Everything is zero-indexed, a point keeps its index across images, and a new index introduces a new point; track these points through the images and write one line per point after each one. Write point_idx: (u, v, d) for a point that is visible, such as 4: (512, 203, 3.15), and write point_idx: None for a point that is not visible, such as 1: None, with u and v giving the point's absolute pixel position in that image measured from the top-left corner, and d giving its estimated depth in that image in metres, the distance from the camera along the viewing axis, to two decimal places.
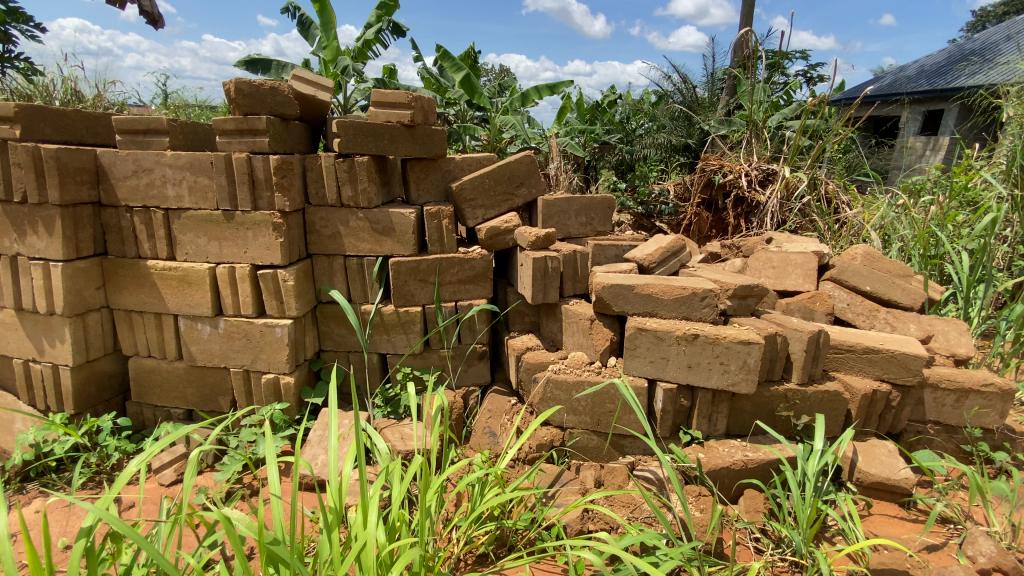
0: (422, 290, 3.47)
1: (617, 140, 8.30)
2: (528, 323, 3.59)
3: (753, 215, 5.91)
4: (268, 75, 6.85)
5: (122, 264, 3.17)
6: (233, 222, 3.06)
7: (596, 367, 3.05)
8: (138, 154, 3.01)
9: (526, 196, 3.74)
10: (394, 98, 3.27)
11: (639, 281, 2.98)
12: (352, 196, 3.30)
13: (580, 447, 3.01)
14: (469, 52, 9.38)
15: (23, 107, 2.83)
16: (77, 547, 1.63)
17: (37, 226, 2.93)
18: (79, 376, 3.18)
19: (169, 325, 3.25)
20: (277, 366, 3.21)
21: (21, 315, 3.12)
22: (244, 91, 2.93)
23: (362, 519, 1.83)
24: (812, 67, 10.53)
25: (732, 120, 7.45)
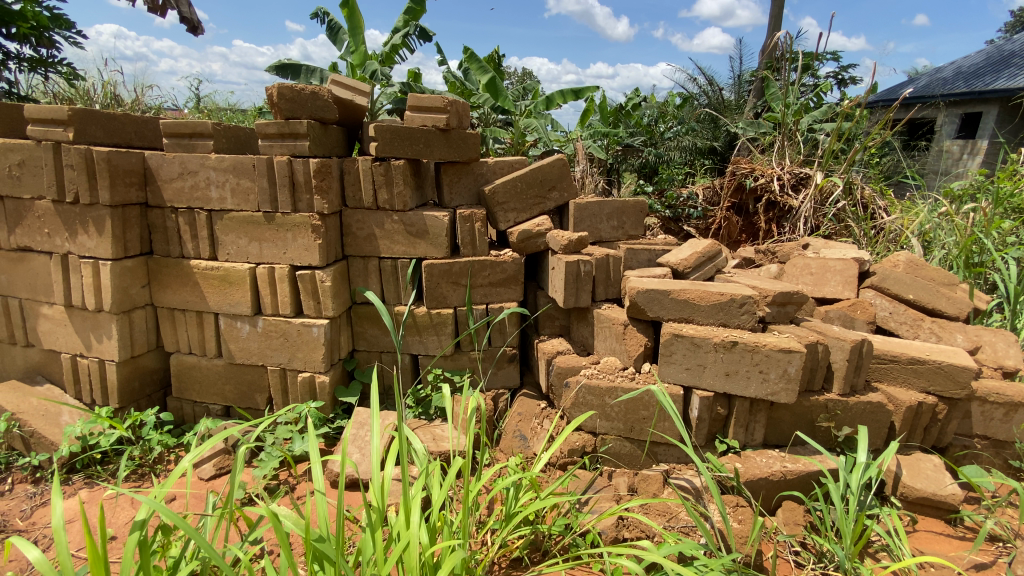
0: (454, 292, 3.49)
1: (640, 143, 8.24)
2: (558, 327, 3.57)
3: (786, 219, 5.78)
4: (297, 80, 6.99)
5: (166, 263, 3.27)
6: (273, 224, 3.13)
7: (630, 373, 3.01)
8: (183, 157, 3.10)
9: (558, 199, 3.73)
10: (430, 102, 3.31)
11: (675, 287, 2.94)
12: (388, 199, 3.34)
13: (612, 453, 2.99)
14: (494, 55, 9.43)
15: (77, 111, 2.94)
16: (133, 539, 1.69)
17: (88, 225, 3.04)
18: (124, 371, 3.28)
19: (209, 323, 3.33)
20: (313, 365, 3.26)
21: (70, 312, 3.23)
22: (286, 95, 2.99)
23: (404, 520, 1.86)
24: (843, 68, 10.31)
25: (760, 123, 7.34)
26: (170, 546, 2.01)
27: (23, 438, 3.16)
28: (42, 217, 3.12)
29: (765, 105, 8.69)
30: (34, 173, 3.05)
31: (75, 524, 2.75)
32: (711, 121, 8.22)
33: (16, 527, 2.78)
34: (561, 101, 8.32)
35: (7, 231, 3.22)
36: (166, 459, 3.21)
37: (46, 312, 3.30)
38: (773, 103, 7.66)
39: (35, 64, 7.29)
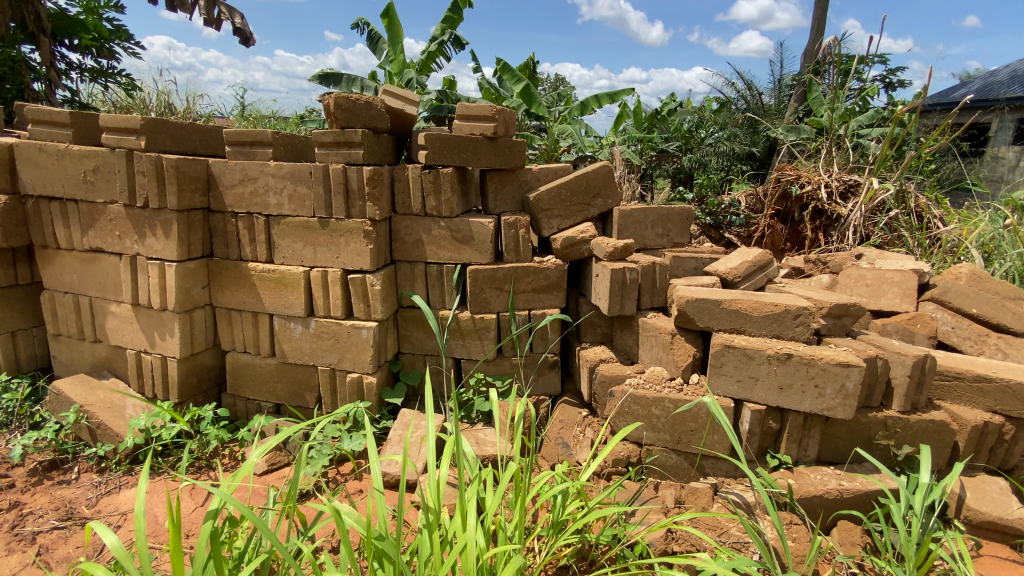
0: (498, 298, 3.52)
1: (675, 148, 7.93)
2: (600, 334, 3.55)
3: (834, 228, 5.59)
4: (339, 88, 7.20)
5: (226, 265, 3.41)
6: (327, 229, 3.24)
7: (678, 384, 2.97)
8: (244, 164, 3.24)
9: (602, 206, 3.71)
10: (479, 111, 3.36)
11: (725, 296, 2.89)
12: (436, 206, 3.41)
13: (657, 465, 2.95)
14: (529, 62, 9.50)
15: (149, 120, 3.12)
16: (206, 528, 1.78)
17: (156, 229, 3.21)
18: (183, 368, 3.43)
19: (264, 323, 3.46)
20: (361, 367, 3.36)
21: (136, 310, 3.40)
22: (343, 105, 3.11)
23: (461, 521, 1.89)
24: (891, 71, 9.96)
25: (801, 128, 7.19)
26: (236, 537, 2.10)
27: (91, 429, 3.34)
28: (113, 220, 3.30)
29: (808, 110, 8.46)
30: (108, 178, 3.24)
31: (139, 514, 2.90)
32: (748, 126, 8.28)
33: (83, 514, 2.94)
34: (595, 106, 8.31)
35: (81, 232, 3.42)
36: (222, 454, 3.35)
37: (114, 309, 3.49)
38: (816, 108, 7.45)
39: (97, 74, 7.77)
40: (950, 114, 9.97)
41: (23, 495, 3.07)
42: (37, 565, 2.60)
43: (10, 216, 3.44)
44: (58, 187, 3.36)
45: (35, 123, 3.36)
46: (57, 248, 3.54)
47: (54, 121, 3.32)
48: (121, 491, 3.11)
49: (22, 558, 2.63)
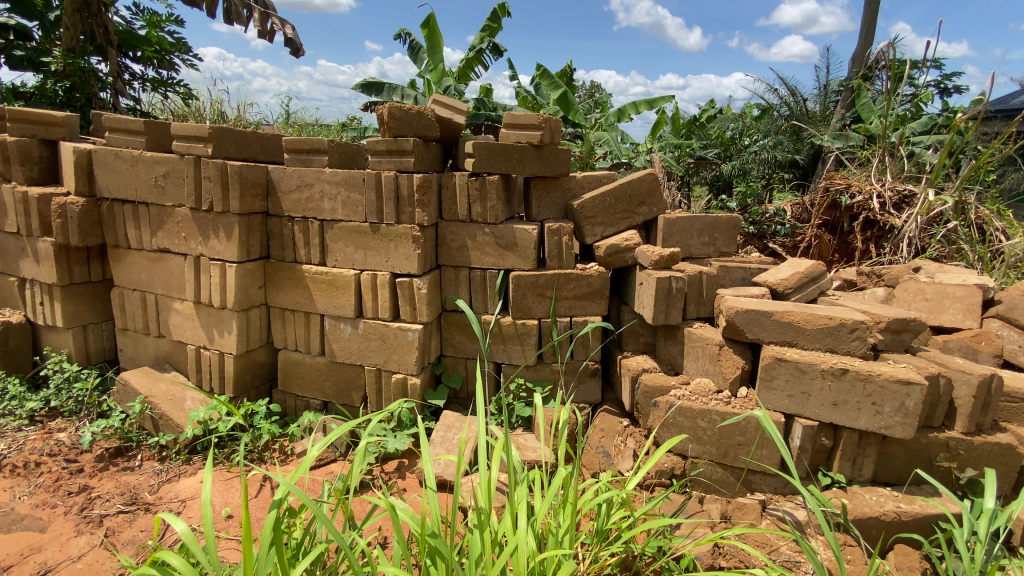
0: (540, 304, 3.55)
1: (714, 156, 7.97)
2: (642, 343, 3.52)
3: (886, 239, 5.37)
4: (381, 97, 7.41)
5: (281, 267, 3.57)
6: (378, 234, 3.36)
7: (726, 396, 2.92)
8: (301, 170, 3.40)
9: (647, 214, 3.67)
10: (526, 119, 3.40)
11: (777, 308, 2.83)
12: (481, 212, 3.47)
13: (701, 478, 2.91)
14: (566, 69, 9.56)
15: (216, 129, 3.30)
16: (269, 520, 1.85)
17: (219, 231, 3.39)
18: (239, 364, 3.61)
19: (315, 323, 3.60)
20: (406, 368, 3.46)
21: (197, 307, 3.59)
22: (396, 115, 3.23)
23: (513, 523, 1.92)
24: (946, 77, 9.52)
25: (849, 135, 6.97)
26: (295, 527, 2.19)
27: (154, 419, 3.54)
28: (180, 223, 3.50)
29: (855, 116, 8.18)
30: (177, 183, 3.44)
31: (193, 503, 3.07)
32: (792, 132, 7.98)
33: (146, 500, 3.12)
34: (633, 113, 8.29)
35: (150, 233, 3.64)
36: (272, 447, 3.50)
37: (177, 307, 3.69)
38: (865, 114, 7.20)
39: (158, 85, 8.26)
40: (1012, 121, 9.43)
41: (92, 479, 3.28)
42: (105, 546, 2.77)
43: (87, 217, 3.70)
44: (130, 190, 3.58)
45: (112, 131, 3.62)
46: (128, 248, 3.77)
47: (129, 129, 3.56)
48: (180, 479, 3.28)
49: (92, 539, 2.81)
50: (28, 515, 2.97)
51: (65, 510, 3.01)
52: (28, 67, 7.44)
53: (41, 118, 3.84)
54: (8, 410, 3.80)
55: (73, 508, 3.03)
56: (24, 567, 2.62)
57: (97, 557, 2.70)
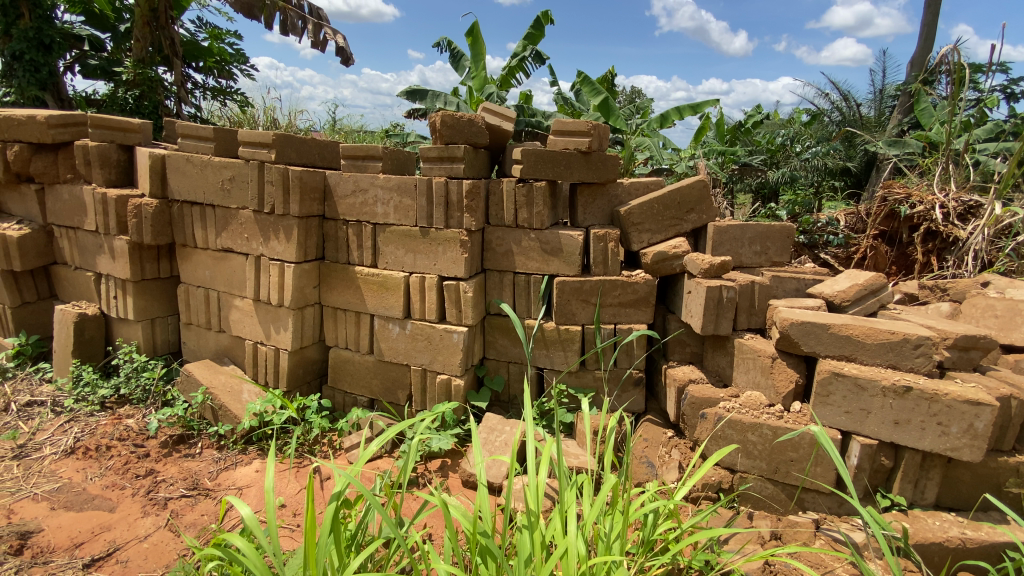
0: (584, 310, 3.55)
1: (759, 162, 7.69)
2: (689, 353, 3.46)
3: (950, 252, 5.07)
4: (424, 103, 7.59)
5: (335, 268, 3.72)
6: (427, 237, 3.46)
7: (778, 410, 2.85)
8: (357, 176, 3.54)
9: (696, 221, 3.62)
10: (574, 126, 3.42)
11: (834, 321, 2.75)
12: (527, 218, 3.51)
13: (751, 492, 2.84)
14: (608, 75, 9.54)
15: (279, 136, 3.48)
16: (330, 510, 1.96)
17: (280, 233, 3.57)
18: (293, 359, 3.77)
19: (365, 323, 3.74)
20: (451, 369, 3.54)
21: (256, 305, 3.78)
22: (448, 123, 3.32)
23: (562, 527, 1.93)
24: (1014, 81, 8.97)
25: (906, 142, 6.67)
26: (348, 518, 2.30)
27: (213, 409, 3.74)
28: (244, 224, 3.70)
29: (914, 122, 7.80)
30: (242, 187, 3.63)
31: (249, 491, 3.23)
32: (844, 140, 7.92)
33: (206, 485, 3.29)
34: (676, 119, 8.19)
35: (215, 234, 3.85)
36: (321, 441, 3.64)
37: (238, 304, 3.89)
38: (924, 121, 6.88)
39: (217, 93, 8.74)
40: None
41: (157, 464, 3.49)
42: (169, 528, 2.94)
43: (159, 218, 3.95)
44: (199, 193, 3.81)
45: (185, 137, 3.86)
46: (194, 247, 4.01)
47: (200, 136, 3.79)
48: (237, 468, 3.45)
49: (157, 520, 2.99)
50: (100, 495, 3.20)
51: (132, 492, 3.22)
52: (101, 76, 8.01)
53: (120, 124, 4.14)
54: (83, 396, 4.10)
55: (140, 491, 3.23)
56: (96, 544, 2.81)
57: (161, 538, 2.87)
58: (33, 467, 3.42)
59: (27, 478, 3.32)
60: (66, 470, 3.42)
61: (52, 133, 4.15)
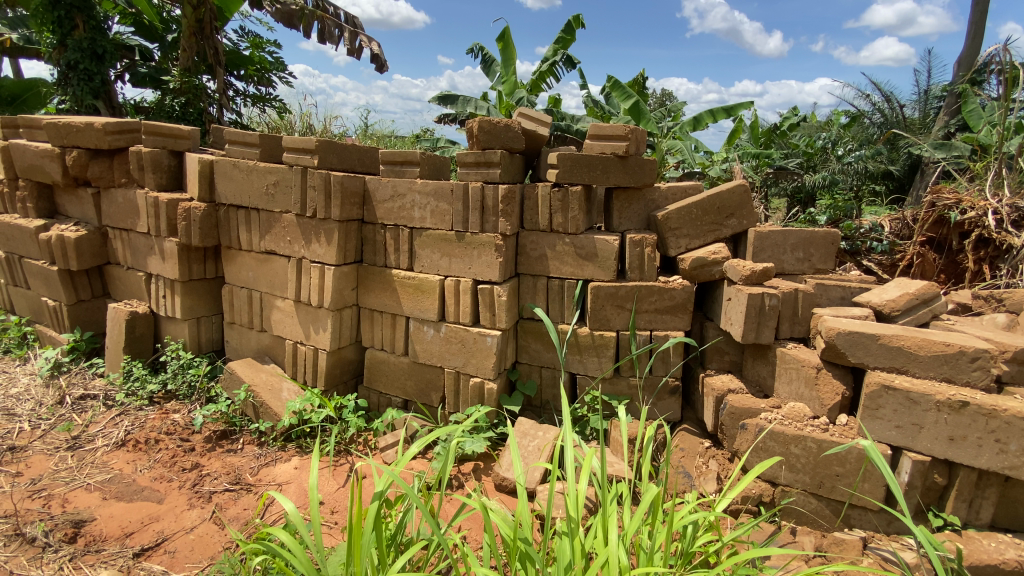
0: (619, 316, 3.52)
1: (795, 165, 7.45)
2: (727, 362, 3.40)
3: (1003, 260, 4.78)
4: (455, 108, 7.69)
5: (373, 271, 3.80)
6: (463, 242, 3.50)
7: (824, 423, 2.77)
8: (396, 181, 3.61)
9: (735, 227, 3.55)
10: (612, 130, 3.40)
11: (884, 331, 2.66)
12: (562, 222, 3.51)
13: (794, 507, 2.77)
14: (639, 78, 9.48)
15: (321, 142, 3.58)
16: (373, 508, 2.02)
17: (321, 236, 3.67)
18: (331, 359, 3.87)
19: (401, 325, 3.80)
20: (485, 372, 3.57)
21: (297, 306, 3.90)
22: (485, 128, 3.36)
23: (603, 536, 1.93)
24: None
25: (953, 144, 6.38)
26: (388, 518, 2.34)
27: (255, 406, 3.86)
28: (286, 227, 3.82)
29: (961, 124, 7.48)
30: (285, 192, 3.75)
31: (289, 487, 3.32)
32: (889, 143, 7.66)
33: (248, 480, 3.40)
34: (709, 121, 8.07)
35: (259, 237, 3.99)
36: (357, 441, 3.72)
37: (279, 304, 4.01)
38: (972, 122, 6.62)
39: (257, 100, 9.06)
40: None
41: (202, 458, 3.63)
42: (213, 521, 3.05)
43: (207, 221, 4.11)
44: (245, 197, 3.96)
45: (232, 143, 4.01)
46: (239, 249, 4.15)
47: (246, 142, 3.93)
48: (276, 464, 3.55)
49: (202, 513, 3.11)
50: (149, 487, 3.34)
51: (179, 485, 3.35)
52: (150, 84, 8.41)
53: (171, 131, 4.34)
54: (133, 390, 4.29)
55: (186, 483, 3.36)
56: (145, 534, 2.94)
57: (206, 530, 2.97)
58: (87, 458, 3.60)
59: (82, 468, 3.49)
60: (117, 462, 3.58)
61: (109, 140, 4.37)
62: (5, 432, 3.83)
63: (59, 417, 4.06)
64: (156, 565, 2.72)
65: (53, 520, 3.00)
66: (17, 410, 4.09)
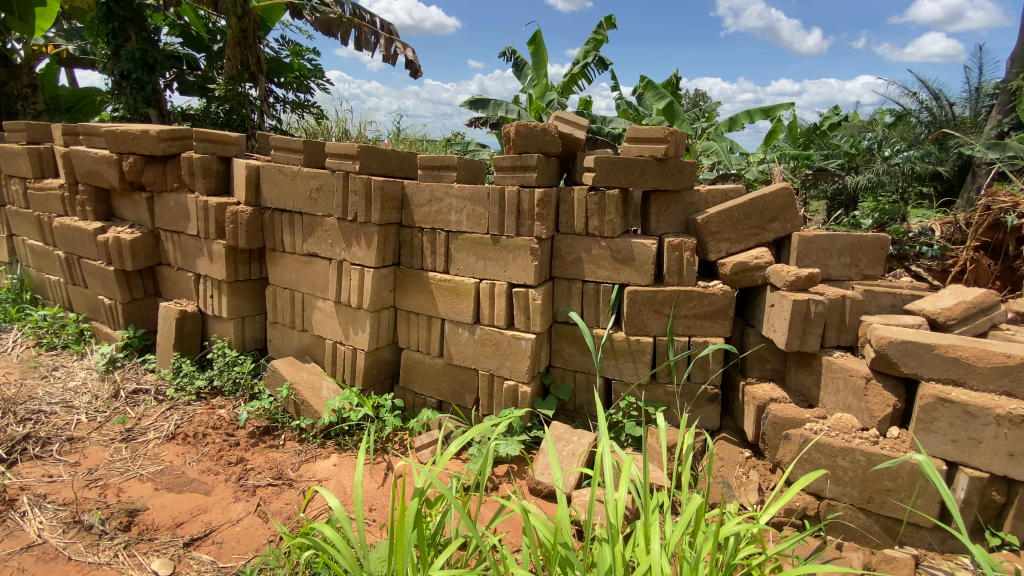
0: (656, 321, 3.49)
1: (835, 166, 7.15)
2: (769, 370, 3.32)
3: None
4: (486, 112, 7.74)
5: (410, 274, 3.88)
6: (498, 245, 3.53)
7: (873, 435, 2.70)
8: (433, 185, 3.68)
9: (778, 231, 3.46)
10: (650, 133, 3.37)
11: (938, 341, 2.57)
12: (598, 226, 3.48)
13: (842, 521, 2.70)
14: (672, 79, 9.35)
15: (363, 148, 3.68)
16: (414, 507, 2.06)
17: (361, 239, 3.77)
18: (369, 359, 3.96)
19: (437, 326, 3.86)
20: (519, 375, 3.58)
21: (337, 306, 4.01)
22: (522, 133, 3.39)
23: (645, 545, 1.92)
24: None
25: (1009, 144, 6.06)
26: (428, 518, 2.38)
27: (296, 403, 3.98)
28: (328, 231, 3.93)
29: (1017, 122, 7.10)
30: (327, 196, 3.87)
31: (329, 483, 3.42)
32: (937, 143, 7.37)
33: (290, 476, 3.52)
34: (745, 122, 7.89)
35: (302, 239, 4.12)
36: (393, 439, 3.81)
37: (320, 305, 4.13)
38: None
39: (296, 106, 9.35)
40: None
41: (247, 452, 3.77)
42: (257, 514, 3.16)
43: (253, 224, 4.28)
44: (289, 201, 4.09)
45: (277, 149, 4.15)
46: (282, 251, 4.30)
47: (291, 148, 4.07)
48: (316, 461, 3.66)
49: (247, 506, 3.22)
50: (197, 479, 3.49)
51: (225, 478, 3.49)
52: (196, 92, 8.79)
53: (220, 138, 4.53)
54: (182, 385, 4.49)
55: (231, 477, 3.50)
56: (194, 524, 3.07)
57: (251, 523, 3.08)
58: (140, 450, 3.79)
59: (135, 459, 3.68)
60: (168, 454, 3.75)
61: (162, 146, 4.59)
62: (65, 423, 4.07)
63: (114, 410, 4.28)
64: (205, 555, 2.84)
65: (109, 508, 3.17)
66: (76, 403, 4.33)
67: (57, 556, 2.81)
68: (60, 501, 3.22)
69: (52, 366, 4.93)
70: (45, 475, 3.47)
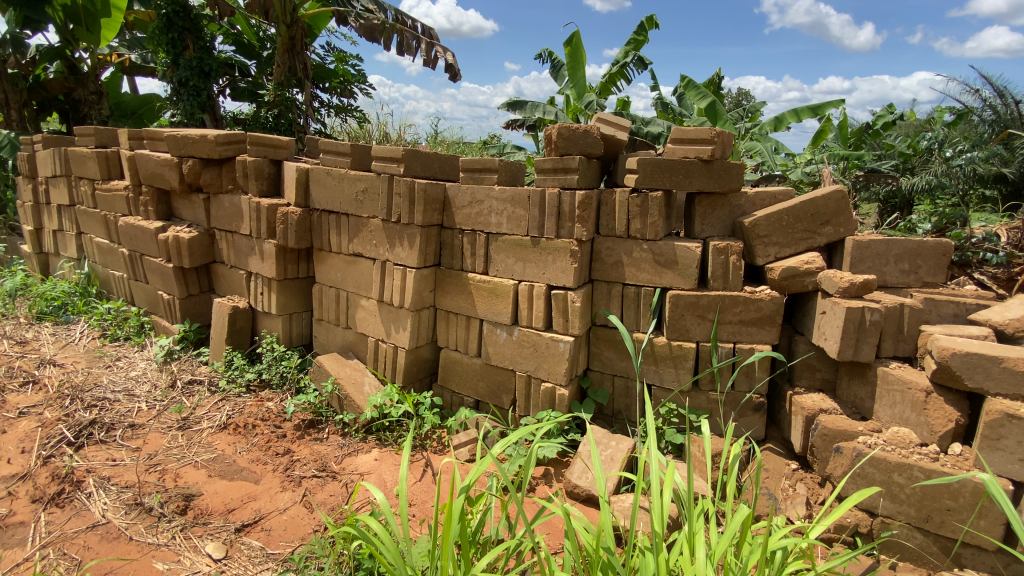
0: (699, 326, 3.43)
1: (889, 168, 6.82)
2: (819, 380, 3.20)
3: None
4: (524, 113, 7.77)
5: (450, 275, 3.94)
6: (538, 247, 3.54)
7: (933, 452, 2.58)
8: (474, 188, 3.73)
9: (831, 235, 3.34)
10: (696, 134, 3.31)
11: (1007, 353, 2.42)
12: (641, 228, 3.45)
13: (897, 540, 2.58)
14: (715, 78, 9.14)
15: (407, 151, 3.77)
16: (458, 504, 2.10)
17: (404, 240, 3.86)
18: (409, 357, 4.05)
19: (475, 326, 3.91)
20: (557, 377, 3.59)
21: (380, 305, 4.12)
22: (564, 135, 3.39)
23: (689, 554, 1.89)
24: None
25: None
26: (470, 516, 2.42)
27: (340, 398, 4.11)
28: (373, 232, 4.05)
29: None
30: (373, 198, 3.98)
31: (371, 477, 3.52)
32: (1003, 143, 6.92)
33: (334, 468, 3.64)
34: (791, 122, 7.63)
35: (348, 239, 4.25)
36: (432, 437, 3.88)
37: (363, 303, 4.25)
38: None
39: (339, 110, 9.65)
40: None
41: (293, 444, 3.92)
42: (303, 503, 3.29)
43: (301, 224, 4.44)
44: (336, 203, 4.24)
45: (325, 153, 4.31)
46: (329, 251, 4.45)
47: (339, 151, 4.21)
48: (358, 454, 3.77)
49: (293, 496, 3.36)
50: (247, 468, 3.65)
51: (273, 468, 3.64)
52: (247, 97, 9.19)
53: (271, 142, 4.73)
54: (233, 378, 4.72)
55: (279, 467, 3.65)
56: (245, 511, 3.22)
57: (297, 512, 3.20)
58: (195, 438, 4.00)
59: (190, 446, 3.89)
60: (220, 443, 3.95)
61: (219, 150, 4.83)
62: (127, 410, 4.33)
63: (171, 399, 4.53)
64: (255, 541, 2.97)
65: (168, 492, 3.36)
66: (137, 391, 4.61)
67: (120, 535, 3.00)
68: (123, 483, 3.45)
69: (115, 356, 5.26)
70: (110, 459, 3.71)
